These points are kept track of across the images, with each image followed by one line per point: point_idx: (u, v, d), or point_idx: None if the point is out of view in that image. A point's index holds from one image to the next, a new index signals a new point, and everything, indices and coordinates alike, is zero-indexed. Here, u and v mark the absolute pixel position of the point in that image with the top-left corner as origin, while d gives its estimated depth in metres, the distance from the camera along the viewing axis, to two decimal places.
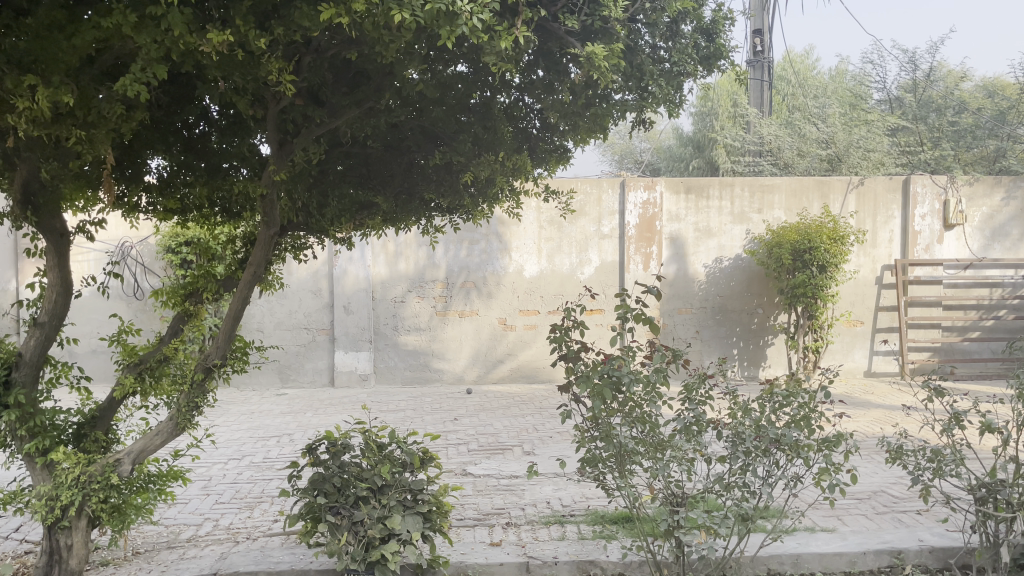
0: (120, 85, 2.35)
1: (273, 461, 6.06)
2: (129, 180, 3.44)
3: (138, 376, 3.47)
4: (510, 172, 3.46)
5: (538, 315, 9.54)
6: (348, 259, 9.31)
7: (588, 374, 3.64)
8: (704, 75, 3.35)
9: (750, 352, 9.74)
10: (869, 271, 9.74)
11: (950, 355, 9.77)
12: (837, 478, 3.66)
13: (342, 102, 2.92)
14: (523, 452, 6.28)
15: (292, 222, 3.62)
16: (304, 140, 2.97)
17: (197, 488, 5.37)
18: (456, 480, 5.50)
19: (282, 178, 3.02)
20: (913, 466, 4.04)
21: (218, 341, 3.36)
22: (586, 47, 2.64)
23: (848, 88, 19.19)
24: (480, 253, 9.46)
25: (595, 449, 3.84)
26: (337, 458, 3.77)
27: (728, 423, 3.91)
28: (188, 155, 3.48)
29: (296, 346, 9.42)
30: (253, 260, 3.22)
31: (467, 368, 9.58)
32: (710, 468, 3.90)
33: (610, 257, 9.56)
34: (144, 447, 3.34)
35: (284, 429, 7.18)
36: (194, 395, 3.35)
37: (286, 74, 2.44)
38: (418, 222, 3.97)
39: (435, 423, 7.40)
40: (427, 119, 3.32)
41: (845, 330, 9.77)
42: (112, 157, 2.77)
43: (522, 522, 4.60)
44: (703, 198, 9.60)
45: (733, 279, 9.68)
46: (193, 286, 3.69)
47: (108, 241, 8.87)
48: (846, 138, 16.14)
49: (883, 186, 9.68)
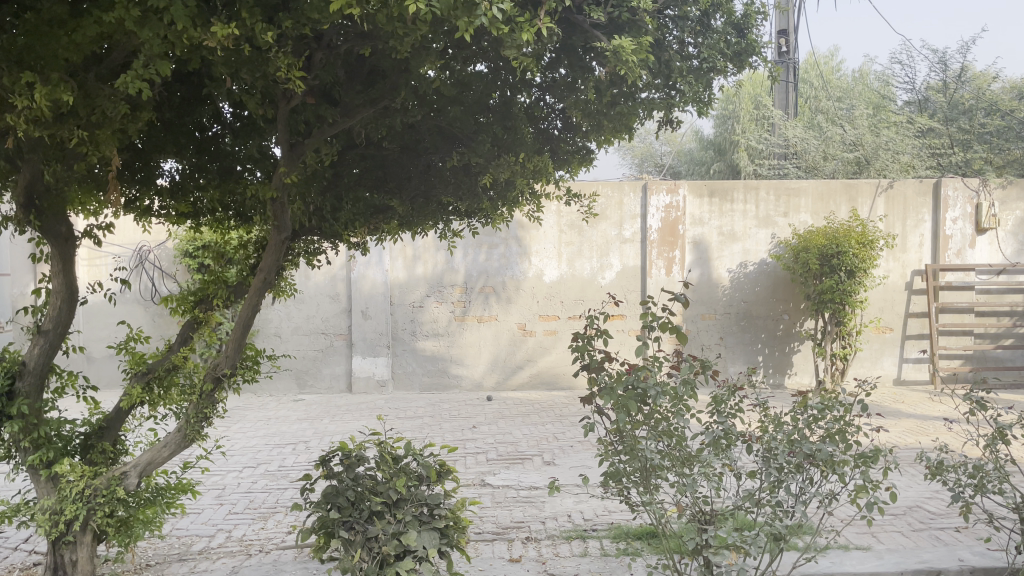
0: (121, 82, 2.22)
1: (288, 470, 5.95)
2: (141, 183, 3.39)
3: (146, 386, 3.35)
4: (531, 175, 3.30)
5: (558, 321, 9.38)
6: (366, 263, 9.22)
7: (612, 386, 3.50)
8: (734, 73, 3.20)
9: (776, 359, 9.52)
10: (898, 276, 9.49)
11: (982, 363, 9.50)
12: (875, 496, 3.46)
13: (355, 100, 2.78)
14: (543, 462, 6.13)
15: (304, 226, 3.48)
16: (316, 141, 2.84)
17: (211, 497, 5.27)
18: (475, 491, 5.37)
19: (292, 181, 2.88)
20: (953, 483, 3.84)
21: (228, 349, 3.21)
22: (613, 41, 2.48)
23: (874, 89, 18.90)
24: (500, 258, 9.33)
25: (618, 463, 3.68)
26: (351, 471, 3.66)
27: (760, 437, 3.74)
28: (200, 157, 3.38)
29: (313, 352, 9.33)
30: (262, 266, 3.08)
31: (486, 375, 9.43)
32: (740, 484, 3.74)
33: (632, 262, 9.39)
34: (151, 459, 3.21)
35: (301, 436, 7.07)
36: (202, 406, 3.22)
37: (297, 71, 2.30)
38: (436, 226, 3.83)
39: (454, 430, 7.26)
40: (444, 119, 3.18)
41: (873, 337, 9.53)
42: (117, 159, 2.64)
43: (542, 537, 4.44)
44: (727, 202, 9.39)
45: (759, 284, 9.47)
46: (204, 292, 3.60)
47: (127, 245, 8.85)
48: (873, 140, 15.86)
49: (913, 189, 9.43)
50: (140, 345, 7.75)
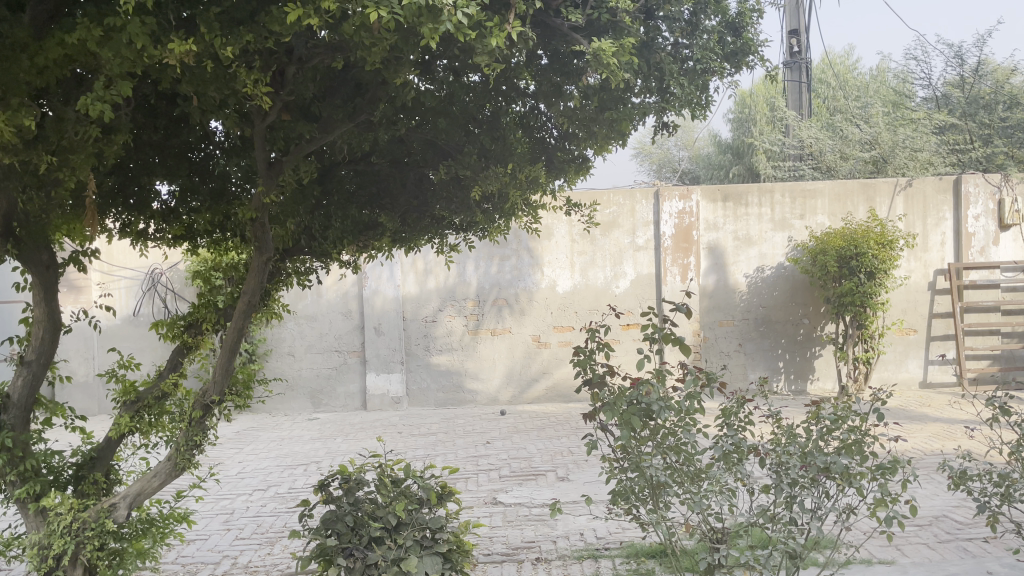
0: (81, 104, 2.16)
1: (298, 492, 5.86)
2: (134, 209, 3.29)
3: (135, 415, 3.29)
4: (525, 187, 3.20)
5: (573, 332, 9.25)
6: (377, 278, 9.15)
7: (615, 402, 3.36)
8: (731, 73, 3.10)
9: (797, 365, 9.32)
10: (920, 276, 9.26)
11: (1011, 363, 9.23)
12: (895, 510, 3.30)
13: (334, 115, 2.71)
14: (557, 478, 5.99)
15: (295, 246, 3.41)
16: (295, 158, 2.76)
17: (218, 522, 5.20)
18: (486, 510, 5.25)
19: (272, 200, 2.82)
20: (978, 492, 3.67)
21: (216, 375, 3.15)
22: (593, 43, 2.36)
23: (891, 87, 18.64)
24: (512, 270, 9.22)
25: (626, 481, 3.54)
26: (351, 495, 3.57)
27: (772, 451, 3.59)
28: (192, 178, 3.32)
29: (327, 370, 9.26)
30: (246, 288, 3.01)
31: (501, 389, 9.32)
32: (753, 499, 3.59)
33: (646, 270, 9.25)
34: (141, 489, 3.15)
35: (313, 456, 6.99)
36: (193, 434, 3.14)
37: (264, 86, 2.23)
38: (431, 241, 3.73)
39: (467, 447, 7.16)
40: (431, 131, 3.09)
41: (897, 339, 9.31)
42: (93, 185, 2.58)
43: (553, 558, 4.31)
44: (741, 206, 9.22)
45: (777, 289, 9.29)
46: (194, 316, 3.53)
47: (139, 268, 8.87)
48: (891, 138, 15.63)
49: (933, 186, 9.21)
50: (127, 372, 7.74)
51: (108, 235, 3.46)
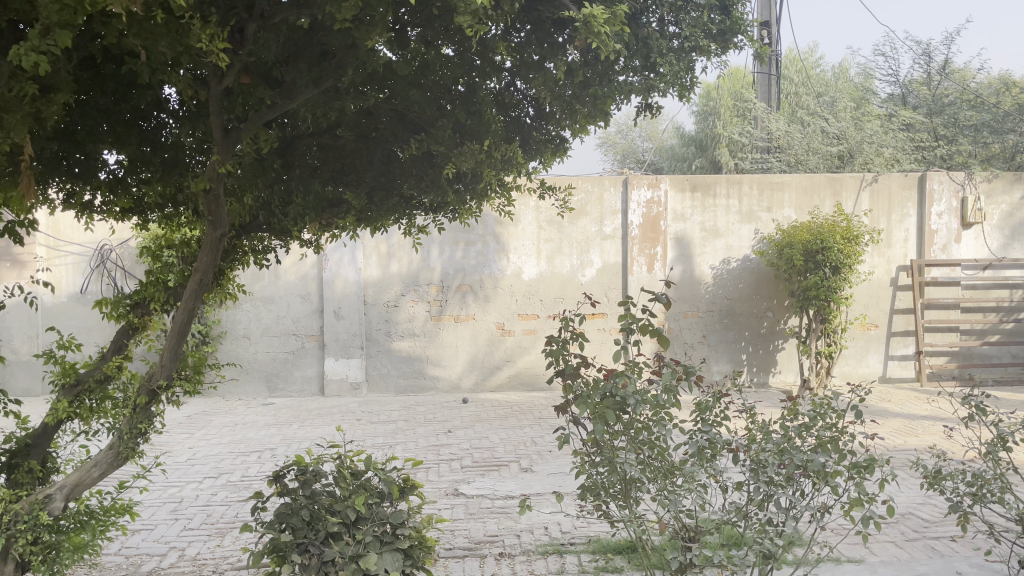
0: (12, 55, 1.92)
1: (250, 481, 5.63)
2: (79, 179, 3.03)
3: (74, 400, 3.05)
4: (499, 166, 3.01)
5: (538, 320, 9.12)
6: (338, 261, 8.90)
7: (588, 394, 3.23)
8: (718, 54, 2.92)
9: (760, 357, 9.30)
10: (883, 271, 9.30)
11: (968, 360, 9.34)
12: (871, 511, 3.20)
13: (299, 80, 2.49)
14: (520, 468, 5.85)
15: (252, 221, 3.19)
16: (253, 127, 2.54)
17: (165, 511, 4.95)
18: (447, 502, 5.09)
19: (228, 170, 2.59)
20: (951, 492, 3.61)
21: (164, 359, 2.92)
22: (583, 10, 2.19)
23: (855, 84, 18.79)
24: (477, 255, 9.05)
25: (596, 476, 3.40)
26: (307, 488, 3.37)
27: (748, 448, 3.47)
28: (143, 148, 3.08)
29: (284, 353, 8.99)
30: (198, 266, 2.80)
31: (464, 376, 9.14)
32: (726, 497, 3.48)
33: (613, 259, 9.14)
34: (80, 480, 2.91)
35: (267, 443, 6.73)
36: (138, 421, 2.92)
37: (220, 42, 2.02)
38: (398, 222, 3.54)
39: (428, 435, 6.98)
40: (402, 102, 2.89)
41: (859, 334, 9.33)
42: (28, 149, 2.34)
43: (516, 553, 4.17)
44: (709, 197, 9.17)
45: (742, 281, 9.25)
46: (141, 295, 3.28)
47: (87, 243, 8.50)
48: (856, 134, 15.73)
49: (898, 183, 9.24)
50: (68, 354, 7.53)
51: (51, 206, 3.22)
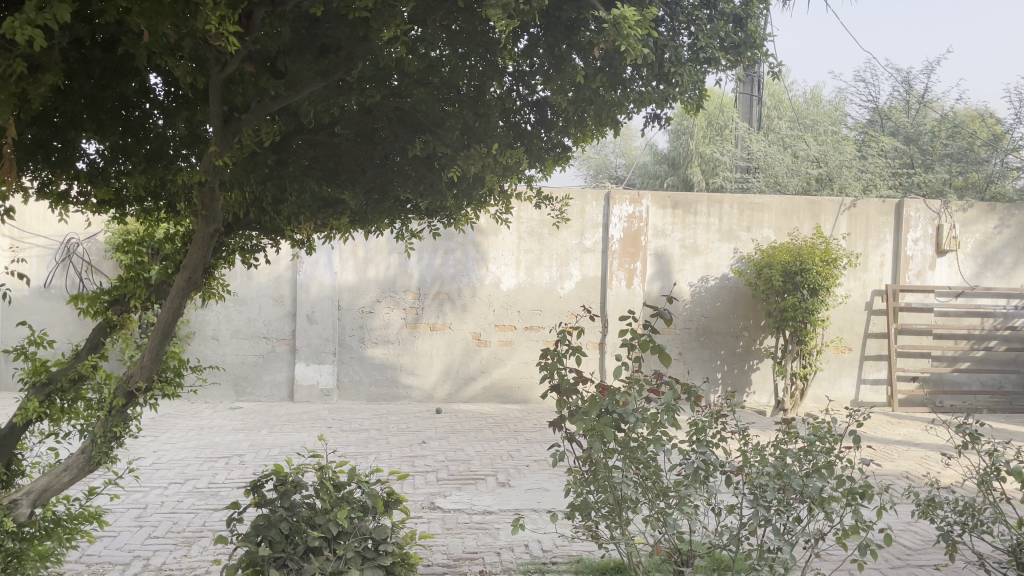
0: (5, 29, 1.78)
1: (219, 488, 5.43)
2: (57, 167, 2.89)
3: (45, 399, 2.88)
4: (502, 171, 2.94)
5: (514, 331, 9.02)
6: (313, 264, 8.73)
7: (585, 411, 3.11)
8: (727, 68, 2.83)
9: (734, 376, 9.29)
10: (859, 295, 9.35)
11: (938, 386, 9.42)
12: (868, 538, 3.10)
13: (305, 71, 2.36)
14: (498, 483, 5.73)
15: (241, 218, 3.04)
16: (255, 117, 2.41)
17: (129, 518, 4.75)
18: (423, 516, 4.95)
19: (225, 163, 2.45)
20: (941, 520, 3.56)
21: (144, 360, 2.75)
22: (612, 11, 2.14)
23: (831, 109, 19.07)
24: (456, 264, 8.93)
25: (587, 495, 3.28)
26: (287, 499, 3.23)
27: (743, 472, 3.39)
28: (125, 138, 2.92)
29: (253, 357, 8.77)
30: (187, 262, 2.64)
31: (437, 386, 8.99)
32: (718, 519, 3.39)
33: (592, 272, 9.08)
34: (48, 485, 2.75)
35: (235, 449, 6.52)
36: (112, 424, 2.76)
37: (232, 26, 1.90)
38: (391, 225, 3.42)
39: (402, 446, 6.82)
40: (407, 101, 2.78)
41: (833, 357, 9.37)
42: (11, 130, 2.19)
43: (497, 571, 4.05)
44: (690, 214, 9.16)
45: (719, 299, 9.24)
46: (121, 291, 3.07)
47: (53, 236, 8.23)
48: (836, 158, 15.98)
49: (876, 208, 9.31)
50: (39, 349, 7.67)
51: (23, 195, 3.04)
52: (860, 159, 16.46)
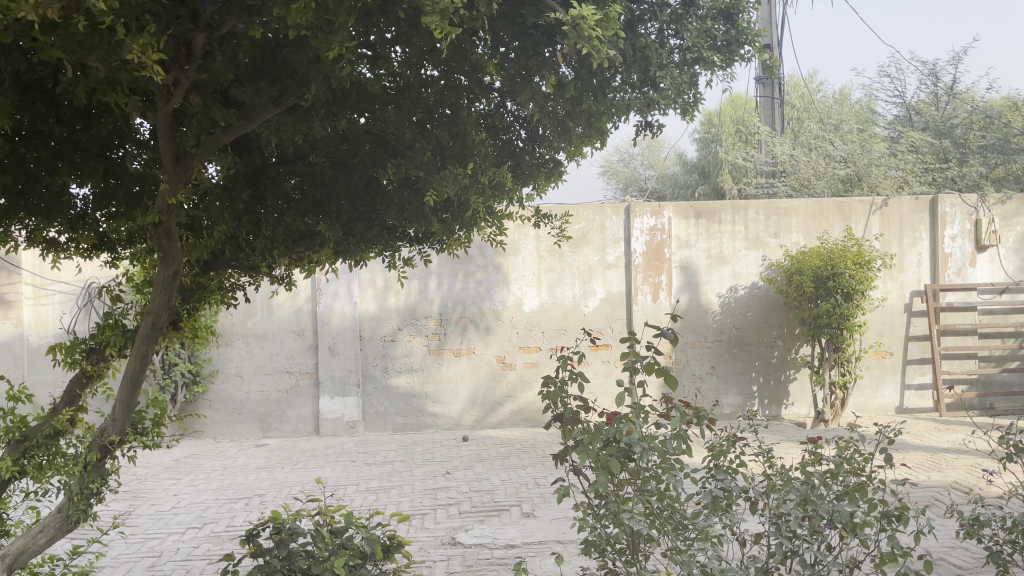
0: None
1: (235, 532, 5.31)
2: (43, 215, 2.80)
3: (19, 458, 2.75)
4: (487, 191, 2.75)
5: (539, 353, 8.82)
6: (333, 295, 8.63)
7: (589, 441, 2.87)
8: (722, 68, 2.62)
9: (771, 388, 8.96)
10: (896, 297, 8.98)
11: (987, 388, 8.99)
12: (907, 565, 2.81)
13: (257, 99, 2.26)
14: (522, 514, 5.52)
15: (221, 257, 2.90)
16: (206, 150, 2.28)
17: (141, 568, 4.64)
18: (443, 552, 4.76)
19: (179, 201, 2.34)
20: (990, 541, 3.25)
21: (115, 412, 2.65)
22: (570, 12, 1.99)
23: (861, 109, 18.74)
24: (477, 287, 8.77)
25: (601, 530, 3.03)
26: (282, 548, 3.05)
27: (768, 498, 3.13)
28: (108, 180, 2.81)
29: (277, 392, 8.68)
30: (149, 306, 2.52)
31: (464, 412, 8.83)
32: (744, 550, 3.13)
33: (616, 289, 8.86)
34: (23, 548, 2.60)
35: (256, 489, 6.41)
36: (88, 480, 2.64)
37: (156, 55, 1.77)
38: (380, 256, 3.22)
39: (425, 477, 6.66)
40: (380, 124, 2.65)
41: (874, 363, 9.00)
42: None
43: None
44: (714, 223, 8.91)
45: (750, 309, 8.93)
46: (98, 340, 2.93)
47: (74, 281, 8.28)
48: (864, 157, 15.59)
49: (908, 206, 8.96)
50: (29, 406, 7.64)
51: (15, 244, 2.96)
52: (891, 156, 16.14)
